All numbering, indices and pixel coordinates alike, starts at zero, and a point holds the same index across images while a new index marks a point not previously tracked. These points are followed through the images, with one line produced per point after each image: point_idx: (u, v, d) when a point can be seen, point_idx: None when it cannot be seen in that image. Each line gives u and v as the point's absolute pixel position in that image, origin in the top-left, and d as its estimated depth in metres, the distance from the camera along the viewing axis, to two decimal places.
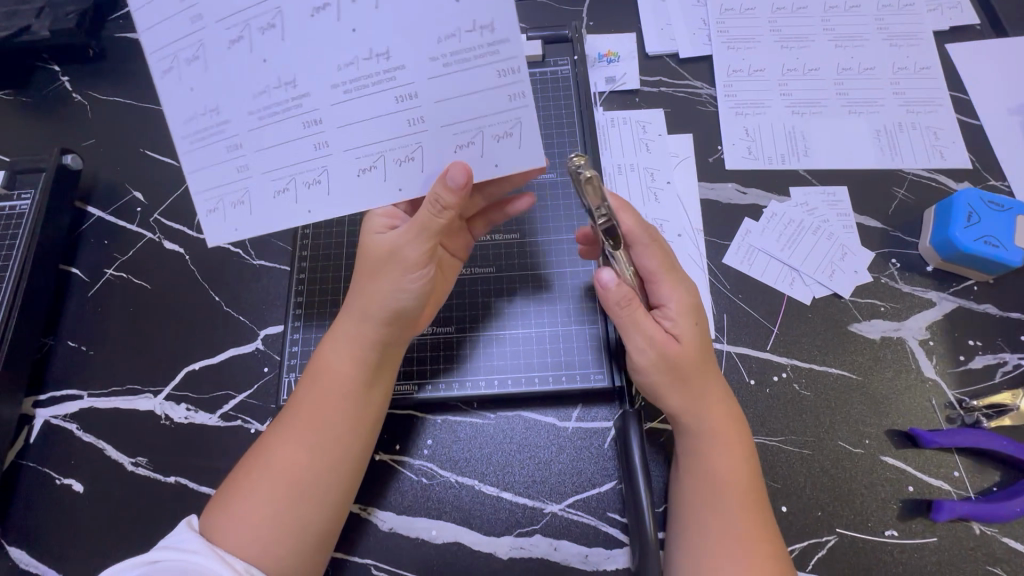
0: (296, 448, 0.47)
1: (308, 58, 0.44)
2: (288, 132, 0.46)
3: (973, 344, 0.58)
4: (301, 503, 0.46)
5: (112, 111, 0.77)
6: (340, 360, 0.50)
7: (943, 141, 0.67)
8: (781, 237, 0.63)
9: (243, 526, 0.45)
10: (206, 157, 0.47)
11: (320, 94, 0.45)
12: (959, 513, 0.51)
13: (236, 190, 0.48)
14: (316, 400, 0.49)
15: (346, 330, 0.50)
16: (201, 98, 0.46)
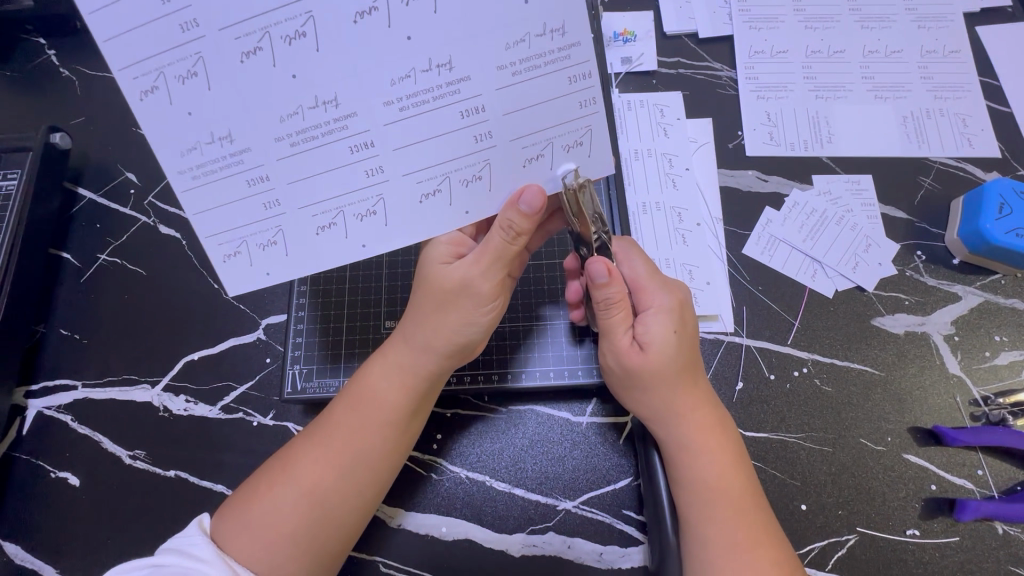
0: (329, 469, 0.45)
1: (353, 72, 0.39)
2: (332, 158, 0.42)
3: (999, 340, 0.57)
4: (328, 524, 0.44)
5: (102, 88, 0.73)
6: (386, 387, 0.47)
7: (972, 128, 0.65)
8: (803, 227, 0.61)
9: (265, 542, 0.42)
10: (228, 192, 0.42)
11: (371, 113, 0.41)
12: (984, 513, 0.50)
13: (268, 229, 0.44)
14: (357, 428, 0.46)
15: (396, 356, 0.48)
16: (207, 123, 0.39)
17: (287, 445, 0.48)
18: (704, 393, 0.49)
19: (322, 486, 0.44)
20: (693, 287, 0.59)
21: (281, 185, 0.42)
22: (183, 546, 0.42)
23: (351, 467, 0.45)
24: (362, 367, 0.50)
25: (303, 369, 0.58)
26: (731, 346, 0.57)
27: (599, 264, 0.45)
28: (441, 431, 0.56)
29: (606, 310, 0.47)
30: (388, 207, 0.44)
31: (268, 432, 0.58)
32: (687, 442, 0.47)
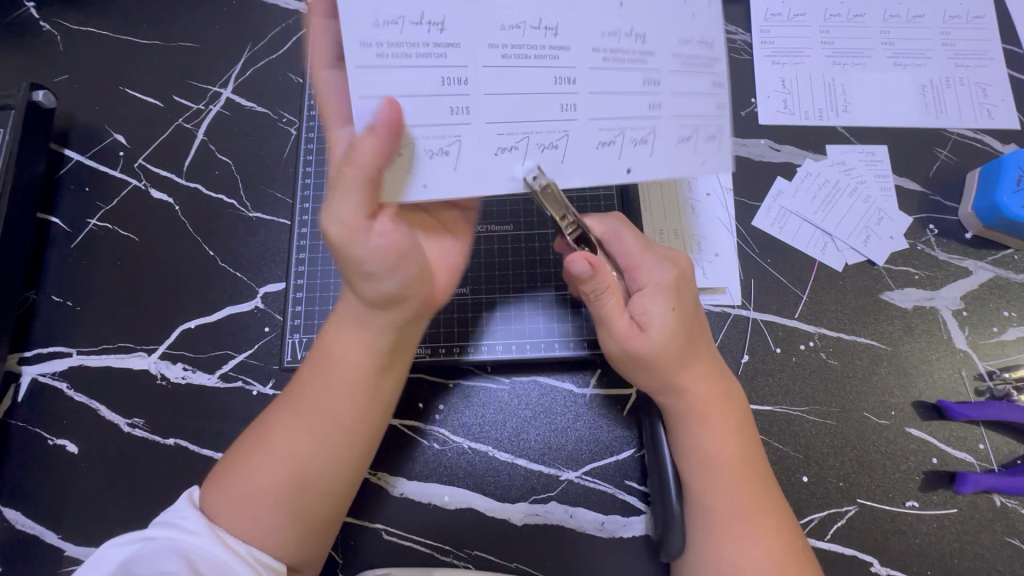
0: (303, 436, 0.44)
1: (578, 10, 0.41)
2: (533, 82, 0.41)
3: (1008, 316, 0.56)
4: (308, 492, 0.44)
5: (87, 43, 0.70)
6: (341, 351, 0.45)
7: (992, 99, 0.63)
8: (815, 199, 0.59)
9: (245, 510, 0.42)
10: (423, 82, 0.39)
11: (580, 53, 0.41)
12: (983, 485, 0.50)
13: (447, 137, 0.40)
14: (323, 392, 0.45)
15: (346, 313, 0.46)
16: (430, 12, 0.39)
17: (266, 412, 0.47)
18: (712, 361, 0.48)
19: (294, 450, 0.44)
20: (702, 259, 0.58)
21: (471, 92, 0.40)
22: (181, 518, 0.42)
23: (320, 430, 0.44)
24: (323, 332, 0.47)
25: (303, 339, 0.57)
26: (738, 318, 0.56)
27: (582, 259, 0.43)
28: (444, 401, 0.55)
29: (598, 298, 0.45)
30: (571, 146, 0.42)
31: (269, 401, 0.57)
32: (690, 410, 0.47)
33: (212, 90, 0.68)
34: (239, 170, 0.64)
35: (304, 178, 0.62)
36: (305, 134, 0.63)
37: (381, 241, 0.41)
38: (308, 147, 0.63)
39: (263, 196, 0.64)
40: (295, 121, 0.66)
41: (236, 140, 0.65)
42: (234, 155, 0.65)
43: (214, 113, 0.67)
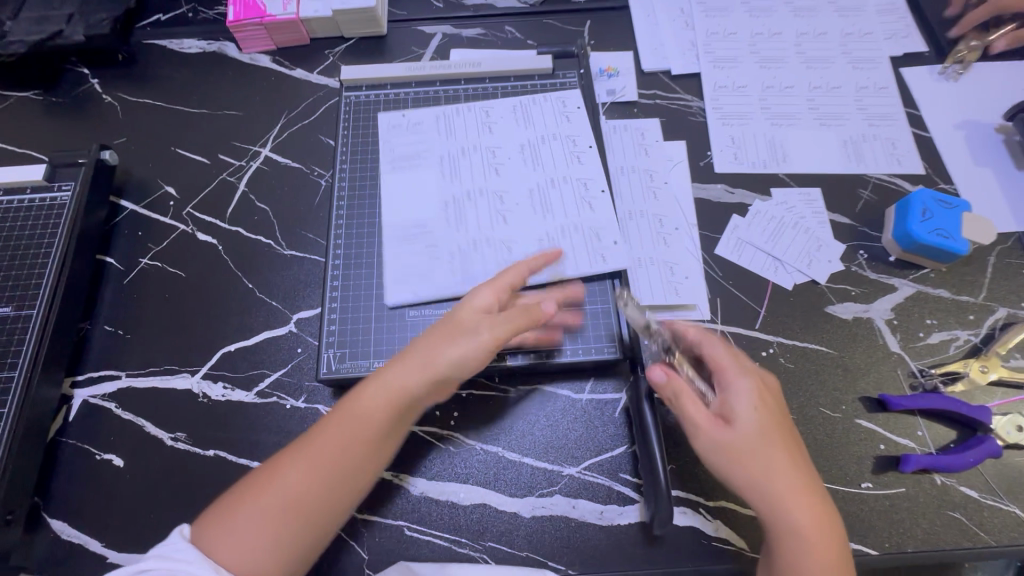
0: (309, 478, 0.51)
1: (573, 158, 0.73)
2: (585, 200, 0.70)
3: (930, 323, 0.67)
4: (296, 524, 0.50)
5: (145, 112, 0.82)
6: (370, 407, 0.53)
7: (901, 150, 0.77)
8: (765, 231, 0.71)
9: (245, 548, 0.48)
10: (558, 240, 0.68)
11: (585, 169, 0.72)
12: (923, 464, 0.58)
13: (594, 255, 0.66)
14: (337, 441, 0.52)
15: (385, 393, 0.54)
16: (523, 225, 0.69)
17: (273, 460, 0.54)
18: (804, 467, 0.51)
19: (300, 499, 0.51)
20: (674, 280, 0.68)
21: (582, 241, 0.67)
22: (178, 550, 0.48)
23: (326, 474, 0.52)
24: (342, 404, 0.55)
25: (338, 353, 0.65)
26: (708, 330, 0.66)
27: (657, 369, 0.54)
28: (458, 408, 0.63)
29: (678, 403, 0.53)
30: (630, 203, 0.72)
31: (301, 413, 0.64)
32: (793, 523, 0.49)
33: (253, 149, 0.79)
34: (276, 216, 0.74)
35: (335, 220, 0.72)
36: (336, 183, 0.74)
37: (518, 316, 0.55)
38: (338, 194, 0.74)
39: (297, 236, 0.74)
40: (325, 174, 0.77)
41: (274, 190, 0.76)
42: (272, 203, 0.75)
43: (254, 168, 0.78)
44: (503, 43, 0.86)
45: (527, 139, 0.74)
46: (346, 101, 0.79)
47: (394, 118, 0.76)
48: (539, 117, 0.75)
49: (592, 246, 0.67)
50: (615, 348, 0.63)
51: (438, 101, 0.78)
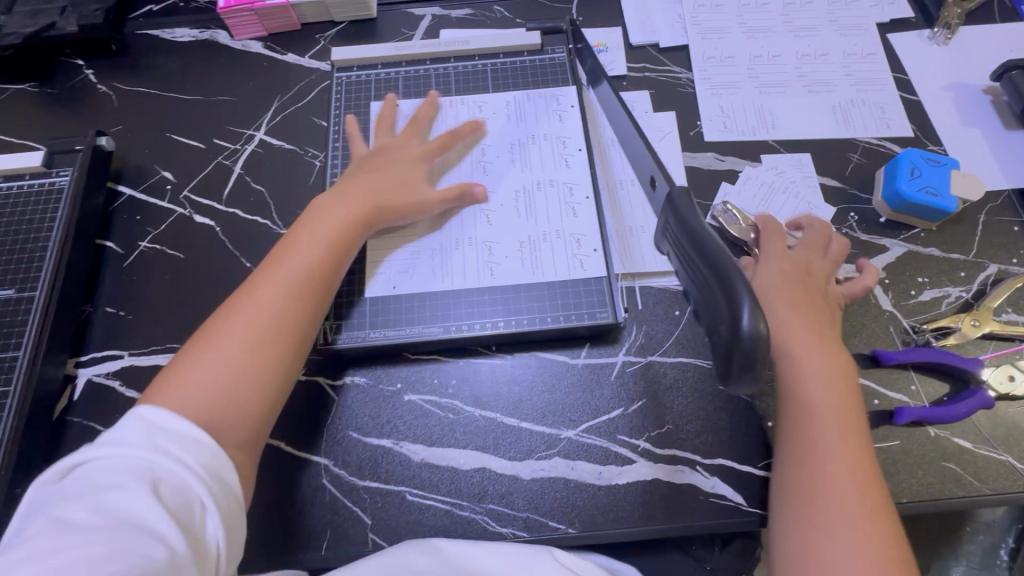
0: (276, 287, 0.55)
1: (562, 159, 0.72)
2: (566, 202, 0.70)
3: (922, 281, 0.67)
4: (281, 334, 0.54)
5: (140, 100, 0.83)
6: (325, 207, 0.63)
7: (889, 114, 0.77)
8: (756, 196, 0.72)
9: (228, 366, 0.51)
10: (540, 247, 0.68)
11: (572, 171, 0.72)
12: (915, 416, 0.59)
13: (571, 260, 0.67)
14: (291, 255, 0.58)
15: (324, 225, 0.61)
16: (507, 230, 0.69)
17: (228, 300, 0.56)
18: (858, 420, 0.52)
19: (278, 320, 0.54)
20: None
21: (561, 242, 0.68)
22: (124, 436, 0.45)
23: (291, 287, 0.56)
24: (286, 240, 0.60)
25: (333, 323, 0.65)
26: None
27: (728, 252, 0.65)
28: (457, 377, 0.64)
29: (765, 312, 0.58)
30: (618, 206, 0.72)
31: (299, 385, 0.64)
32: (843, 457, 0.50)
33: (247, 133, 0.80)
34: (272, 196, 0.75)
35: None
36: (332, 163, 0.75)
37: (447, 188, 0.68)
38: (333, 173, 0.74)
39: (293, 216, 0.74)
40: (319, 155, 0.77)
41: (269, 172, 0.77)
42: (268, 184, 0.76)
43: (248, 151, 0.78)
44: (492, 23, 0.86)
45: (517, 138, 0.74)
46: (339, 82, 0.79)
47: (409, 104, 0.77)
48: (530, 116, 0.75)
49: (572, 252, 0.67)
50: (609, 314, 0.64)
51: (429, 79, 0.79)
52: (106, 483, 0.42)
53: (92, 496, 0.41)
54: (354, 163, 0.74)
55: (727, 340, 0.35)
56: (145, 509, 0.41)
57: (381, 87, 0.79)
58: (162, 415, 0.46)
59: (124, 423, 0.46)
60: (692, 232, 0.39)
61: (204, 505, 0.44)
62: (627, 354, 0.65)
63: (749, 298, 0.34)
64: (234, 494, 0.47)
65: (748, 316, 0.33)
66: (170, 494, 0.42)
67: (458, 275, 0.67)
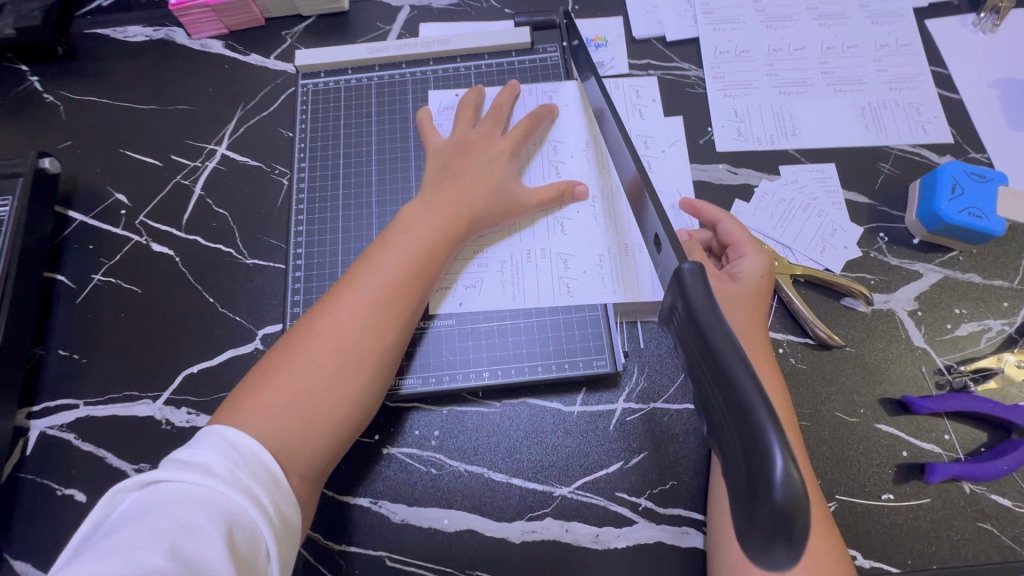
0: (392, 307, 0.52)
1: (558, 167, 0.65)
2: (559, 216, 0.63)
3: (959, 312, 0.60)
4: (348, 362, 0.50)
5: (89, 111, 0.75)
6: (435, 212, 0.57)
7: (926, 116, 0.69)
8: (773, 215, 0.64)
9: (290, 402, 0.48)
10: (531, 267, 0.61)
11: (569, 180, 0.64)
12: (951, 474, 0.53)
13: (563, 283, 0.60)
14: (406, 272, 0.54)
15: (415, 230, 0.56)
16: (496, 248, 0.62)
17: (303, 318, 0.52)
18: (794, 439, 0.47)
19: (349, 347, 0.50)
20: None
21: (547, 263, 0.61)
22: (213, 464, 0.42)
23: (397, 307, 0.52)
24: (368, 249, 0.55)
25: None
26: None
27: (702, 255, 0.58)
28: (440, 428, 0.58)
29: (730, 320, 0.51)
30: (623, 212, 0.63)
31: None
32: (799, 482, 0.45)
33: (208, 148, 0.72)
34: (236, 221, 0.68)
35: (297, 224, 0.66)
36: (297, 185, 0.68)
37: (545, 190, 0.61)
38: (300, 197, 0.67)
39: (259, 243, 0.68)
40: (287, 172, 0.70)
41: (232, 192, 0.70)
42: (231, 207, 0.69)
43: (209, 169, 0.71)
44: (478, 14, 0.77)
45: None
46: (304, 91, 0.72)
47: (447, 96, 0.70)
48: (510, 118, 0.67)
49: (557, 274, 0.61)
50: (606, 362, 0.58)
51: (406, 86, 0.71)
52: (174, 517, 0.39)
53: (162, 533, 0.38)
54: (322, 184, 0.68)
55: (750, 486, 0.27)
56: (212, 550, 0.38)
57: (351, 95, 0.71)
58: (241, 440, 0.44)
59: (206, 450, 0.43)
60: (707, 339, 0.32)
61: (269, 548, 0.41)
62: (628, 400, 0.58)
63: (781, 440, 0.27)
64: (293, 535, 0.44)
65: (781, 464, 0.26)
66: (241, 534, 0.40)
67: (434, 315, 0.60)
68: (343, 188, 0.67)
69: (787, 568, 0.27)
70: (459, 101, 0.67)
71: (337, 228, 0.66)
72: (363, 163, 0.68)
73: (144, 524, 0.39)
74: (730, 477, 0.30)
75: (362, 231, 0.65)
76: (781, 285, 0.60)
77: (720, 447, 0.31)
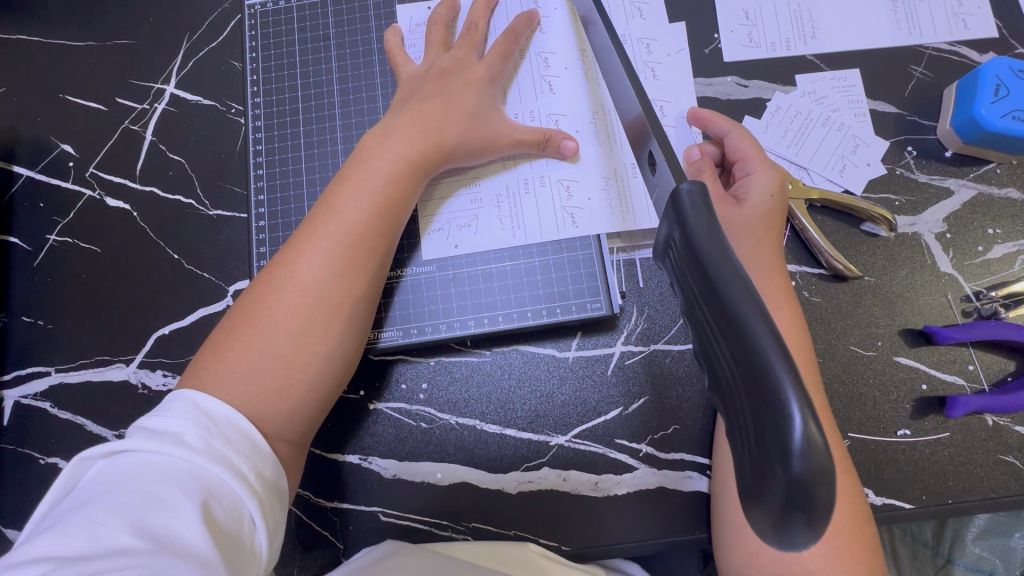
0: (357, 252, 0.47)
1: (550, 85, 0.57)
2: None
3: (993, 233, 0.55)
4: (319, 315, 0.46)
5: (16, 51, 0.66)
6: (399, 142, 0.50)
7: (967, 7, 0.59)
8: (787, 132, 0.57)
9: (260, 364, 0.44)
10: (523, 203, 0.55)
11: (561, 98, 0.57)
12: (974, 407, 0.50)
13: (560, 217, 0.55)
14: (369, 211, 0.48)
15: (375, 165, 0.50)
16: (483, 182, 0.56)
17: (260, 275, 0.47)
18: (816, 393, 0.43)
19: (316, 298, 0.46)
20: None
21: (545, 193, 0.55)
22: (183, 434, 0.38)
23: (362, 249, 0.47)
24: (326, 193, 0.50)
25: None
26: None
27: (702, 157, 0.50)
28: (427, 380, 0.55)
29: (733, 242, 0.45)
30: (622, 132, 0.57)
31: None
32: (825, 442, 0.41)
33: (154, 87, 0.65)
34: (194, 168, 0.62)
35: (257, 169, 0.60)
36: (254, 126, 0.61)
37: None
38: (259, 138, 0.61)
39: (221, 192, 0.62)
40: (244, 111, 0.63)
41: (187, 137, 0.63)
42: (187, 153, 0.63)
43: (159, 111, 0.64)
44: None
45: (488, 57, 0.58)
46: (252, 15, 0.64)
47: (417, 11, 0.61)
48: (492, 30, 0.59)
49: (557, 205, 0.55)
50: (602, 304, 0.54)
51: (366, 1, 0.62)
52: (143, 488, 0.36)
53: (129, 508, 0.35)
54: (280, 122, 0.61)
55: (763, 452, 0.24)
56: (188, 525, 0.35)
57: (305, 18, 0.63)
58: (211, 405, 0.41)
59: (173, 418, 0.39)
60: (716, 291, 0.26)
61: (252, 513, 0.39)
62: (626, 343, 0.54)
63: (799, 394, 0.23)
64: (281, 501, 0.42)
65: (799, 424, 0.22)
66: (219, 506, 0.37)
67: (413, 261, 0.56)
68: (305, 125, 0.60)
69: (804, 542, 0.24)
70: (430, 18, 0.59)
71: (302, 172, 0.60)
72: (324, 95, 0.61)
73: (110, 498, 0.36)
74: (738, 439, 0.27)
75: (329, 172, 0.59)
76: (795, 212, 0.54)
77: (732, 409, 0.27)
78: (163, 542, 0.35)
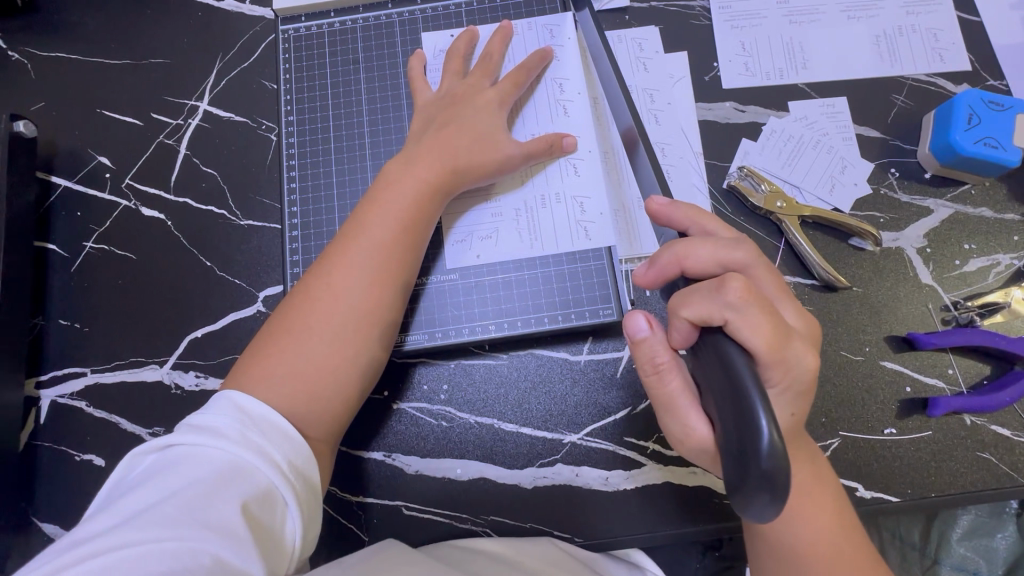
0: (386, 266, 0.51)
1: (561, 109, 0.62)
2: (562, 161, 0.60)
3: (969, 248, 0.60)
4: (352, 324, 0.49)
5: (56, 68, 0.70)
6: (424, 165, 0.55)
7: (943, 43, 0.65)
8: (781, 154, 0.62)
9: (297, 368, 0.47)
10: (539, 217, 0.59)
11: (572, 120, 0.61)
12: (953, 407, 0.54)
13: (573, 230, 0.59)
14: (396, 229, 0.52)
15: (403, 185, 0.54)
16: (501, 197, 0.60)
17: (299, 285, 0.51)
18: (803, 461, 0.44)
19: (350, 309, 0.49)
20: None
21: (560, 207, 0.59)
22: (224, 428, 0.42)
23: (390, 264, 0.51)
24: (357, 211, 0.53)
25: None
26: None
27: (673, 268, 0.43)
28: (448, 381, 0.58)
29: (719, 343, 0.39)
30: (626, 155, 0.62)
31: None
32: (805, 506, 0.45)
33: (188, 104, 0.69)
34: (226, 180, 0.66)
35: (288, 182, 0.64)
36: (286, 141, 0.65)
37: (535, 142, 0.58)
38: (289, 154, 0.65)
39: (252, 203, 0.66)
40: (274, 127, 0.67)
41: (220, 151, 0.67)
42: (219, 167, 0.66)
43: (193, 127, 0.68)
44: None
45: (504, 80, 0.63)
46: (284, 38, 0.68)
47: (440, 38, 0.66)
48: (509, 58, 0.64)
49: (572, 219, 0.59)
50: (613, 310, 0.58)
51: (393, 28, 0.67)
52: (189, 476, 0.39)
53: (177, 494, 0.39)
54: (311, 139, 0.65)
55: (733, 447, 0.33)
56: (227, 508, 0.39)
57: (335, 43, 0.67)
58: (249, 403, 0.44)
59: (216, 415, 0.43)
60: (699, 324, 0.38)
61: (287, 504, 0.41)
62: None
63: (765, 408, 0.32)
64: (314, 490, 0.44)
65: (766, 430, 0.31)
66: (255, 493, 0.40)
67: (438, 269, 0.59)
68: (334, 141, 0.65)
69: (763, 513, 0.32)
70: (449, 48, 0.63)
71: (332, 186, 0.64)
72: (353, 115, 0.65)
73: (157, 482, 0.39)
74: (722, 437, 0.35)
75: (357, 185, 0.63)
76: (789, 228, 0.59)
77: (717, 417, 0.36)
78: (204, 520, 0.38)
